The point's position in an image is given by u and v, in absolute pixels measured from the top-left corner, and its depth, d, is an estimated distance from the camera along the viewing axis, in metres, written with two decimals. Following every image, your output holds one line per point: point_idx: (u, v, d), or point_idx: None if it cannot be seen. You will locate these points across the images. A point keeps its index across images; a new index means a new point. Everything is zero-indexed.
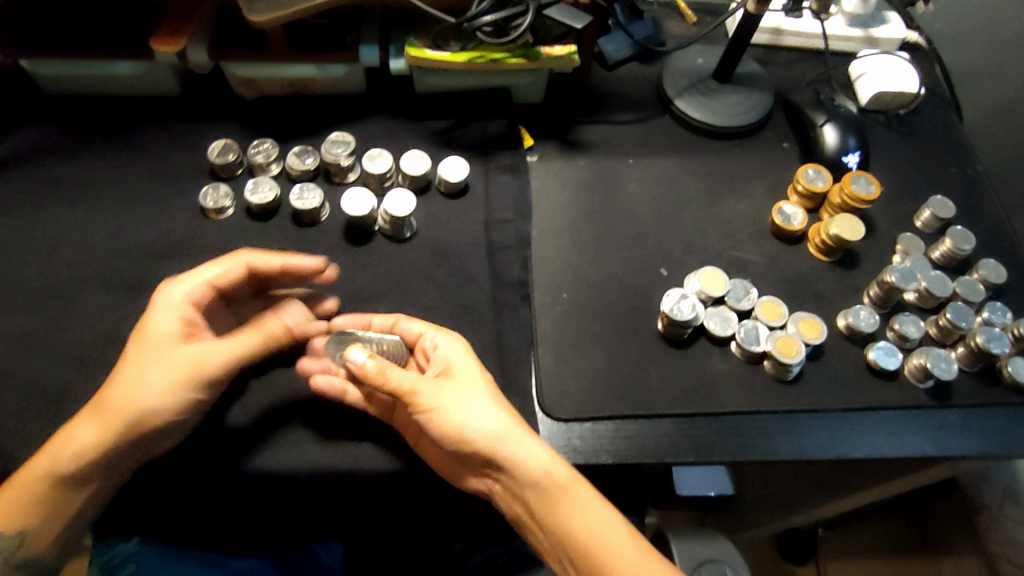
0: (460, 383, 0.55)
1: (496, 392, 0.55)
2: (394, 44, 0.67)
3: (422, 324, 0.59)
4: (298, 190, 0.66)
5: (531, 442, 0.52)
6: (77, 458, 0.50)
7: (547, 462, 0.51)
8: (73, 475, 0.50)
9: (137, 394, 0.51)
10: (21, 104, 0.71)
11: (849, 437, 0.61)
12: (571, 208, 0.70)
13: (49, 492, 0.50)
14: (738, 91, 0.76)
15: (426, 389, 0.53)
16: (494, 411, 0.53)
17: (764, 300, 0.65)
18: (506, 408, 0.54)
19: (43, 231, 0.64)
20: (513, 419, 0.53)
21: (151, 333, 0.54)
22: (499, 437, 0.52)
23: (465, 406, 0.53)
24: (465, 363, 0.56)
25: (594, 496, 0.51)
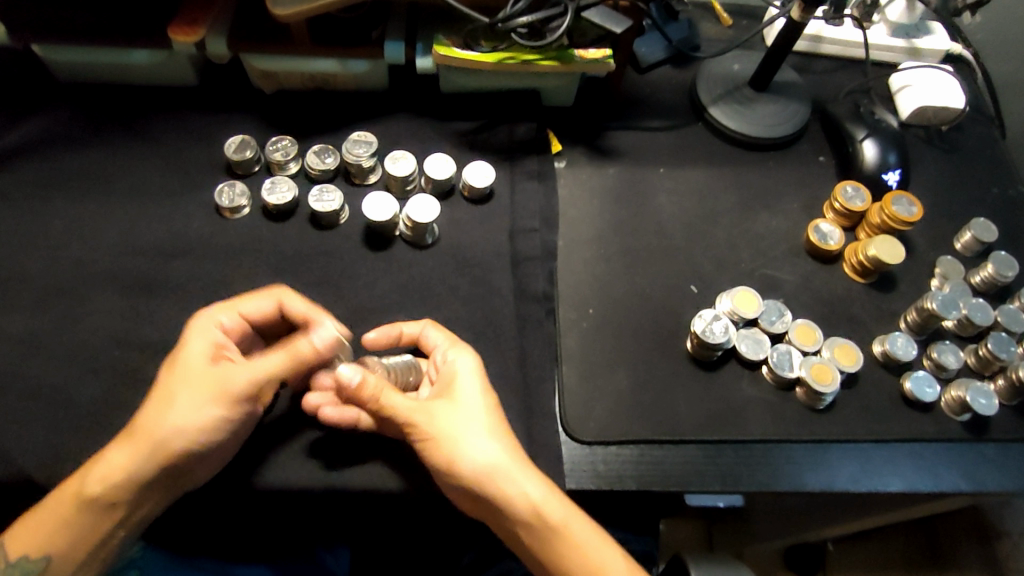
0: (457, 408, 0.52)
1: (496, 415, 0.53)
2: (422, 41, 0.64)
3: (441, 336, 0.56)
4: (317, 191, 0.63)
5: (526, 475, 0.50)
6: (116, 488, 0.47)
7: (541, 498, 0.49)
8: (111, 505, 0.47)
9: (176, 421, 0.47)
10: (33, 90, 0.68)
11: (881, 470, 0.59)
12: (599, 218, 0.68)
13: (83, 524, 0.47)
14: (776, 100, 0.73)
15: (420, 416, 0.51)
16: (489, 440, 0.51)
17: (799, 323, 0.63)
18: (504, 434, 0.52)
19: (51, 225, 0.62)
20: (508, 448, 0.51)
21: (195, 365, 0.49)
22: (491, 471, 0.49)
23: (459, 434, 0.50)
24: (470, 385, 0.53)
25: (589, 536, 0.49)
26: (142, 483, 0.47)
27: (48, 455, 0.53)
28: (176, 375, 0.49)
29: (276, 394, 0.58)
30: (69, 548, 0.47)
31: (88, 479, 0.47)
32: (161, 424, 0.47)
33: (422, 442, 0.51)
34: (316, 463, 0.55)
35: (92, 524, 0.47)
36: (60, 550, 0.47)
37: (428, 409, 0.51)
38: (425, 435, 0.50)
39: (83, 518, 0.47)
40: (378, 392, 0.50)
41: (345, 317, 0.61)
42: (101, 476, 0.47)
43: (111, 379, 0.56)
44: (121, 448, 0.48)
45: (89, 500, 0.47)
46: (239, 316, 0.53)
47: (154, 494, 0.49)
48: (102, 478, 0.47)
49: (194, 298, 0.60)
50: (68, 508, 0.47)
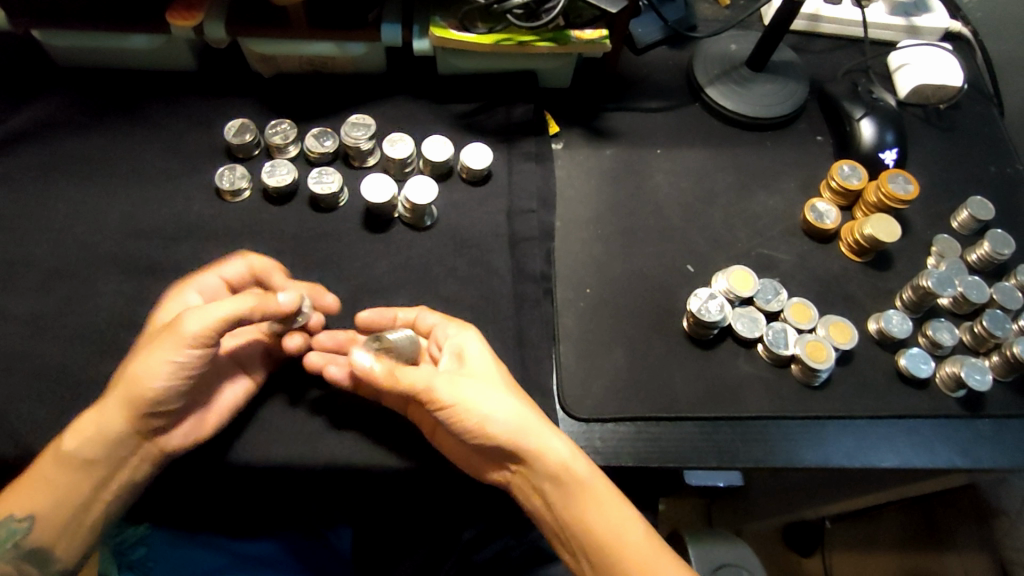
0: (475, 376, 0.52)
1: (510, 383, 0.53)
2: (419, 23, 0.65)
3: (438, 316, 0.57)
4: (316, 173, 0.64)
5: (554, 436, 0.50)
6: (87, 444, 0.49)
7: (570, 455, 0.50)
8: (85, 462, 0.49)
9: (136, 369, 0.48)
10: (34, 75, 0.69)
11: (875, 446, 0.60)
12: (597, 199, 0.68)
13: (67, 483, 0.49)
14: (773, 80, 0.73)
15: (445, 384, 0.50)
16: (514, 403, 0.51)
17: (795, 301, 0.63)
18: (523, 400, 0.52)
19: (55, 208, 0.63)
20: (530, 411, 0.51)
21: (164, 317, 0.53)
22: (519, 430, 0.49)
23: (483, 398, 0.50)
24: (480, 356, 0.53)
25: (613, 495, 0.50)
26: (110, 435, 0.49)
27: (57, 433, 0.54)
28: (148, 336, 0.51)
29: (278, 374, 0.59)
30: (55, 506, 0.49)
31: (66, 437, 0.49)
32: (125, 373, 0.48)
33: (444, 410, 0.50)
34: (319, 441, 0.56)
35: (76, 481, 0.49)
36: (44, 510, 0.48)
37: (449, 377, 0.51)
38: (452, 403, 0.49)
39: (61, 475, 0.49)
40: (393, 368, 0.49)
41: (345, 298, 0.61)
42: (75, 432, 0.49)
43: (116, 359, 0.57)
44: (97, 407, 0.49)
45: (64, 458, 0.49)
46: (220, 281, 0.56)
47: (123, 451, 0.50)
48: (77, 434, 0.49)
49: None
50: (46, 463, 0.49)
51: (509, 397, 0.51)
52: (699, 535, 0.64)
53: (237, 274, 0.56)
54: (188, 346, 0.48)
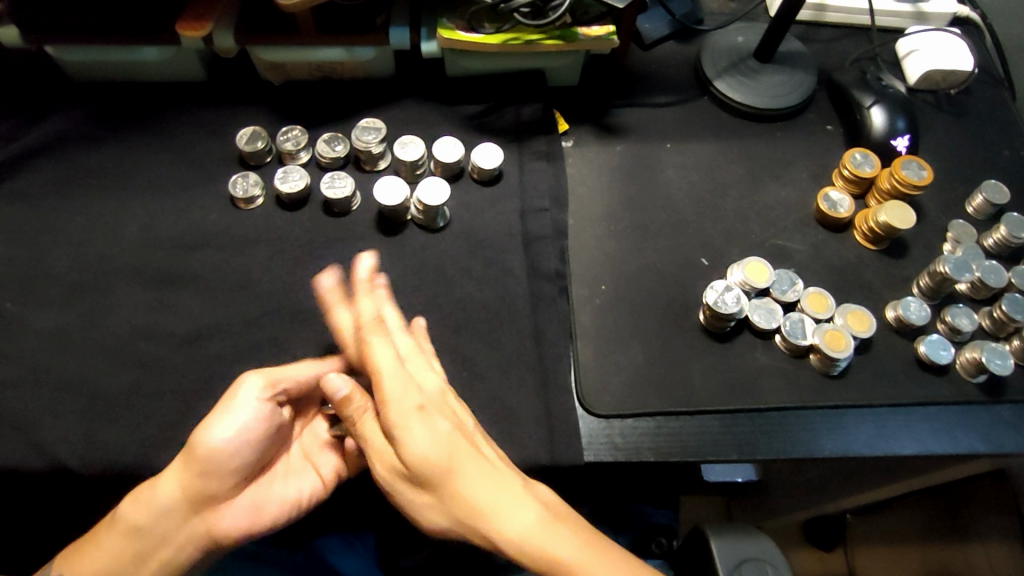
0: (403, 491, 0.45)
1: (454, 441, 0.43)
2: (426, 26, 0.65)
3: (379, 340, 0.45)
4: (328, 178, 0.65)
5: (491, 535, 0.41)
6: (138, 510, 0.49)
7: (524, 538, 0.40)
8: (131, 530, 0.49)
9: (210, 440, 0.50)
10: (48, 91, 0.69)
11: (896, 435, 0.59)
12: (608, 196, 0.68)
13: (117, 549, 0.49)
14: (781, 71, 0.73)
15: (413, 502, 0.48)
16: (459, 474, 0.42)
17: (811, 291, 0.63)
18: (473, 460, 0.43)
19: (74, 222, 0.64)
20: (477, 480, 0.42)
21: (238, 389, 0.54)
22: (465, 519, 0.41)
23: (419, 489, 0.43)
24: (410, 411, 0.43)
25: (604, 571, 0.40)
26: (164, 507, 0.49)
27: (82, 443, 0.54)
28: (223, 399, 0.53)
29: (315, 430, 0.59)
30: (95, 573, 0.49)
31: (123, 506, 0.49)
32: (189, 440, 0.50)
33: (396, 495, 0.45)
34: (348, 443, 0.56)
35: (123, 551, 0.49)
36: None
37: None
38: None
39: (113, 539, 0.49)
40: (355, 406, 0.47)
41: None
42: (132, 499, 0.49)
43: (139, 369, 0.57)
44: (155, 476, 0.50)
45: (118, 523, 0.49)
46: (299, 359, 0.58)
47: (173, 527, 0.49)
48: (136, 503, 0.49)
49: (215, 288, 0.61)
50: (103, 533, 0.50)
51: (436, 496, 0.42)
52: (720, 526, 0.64)
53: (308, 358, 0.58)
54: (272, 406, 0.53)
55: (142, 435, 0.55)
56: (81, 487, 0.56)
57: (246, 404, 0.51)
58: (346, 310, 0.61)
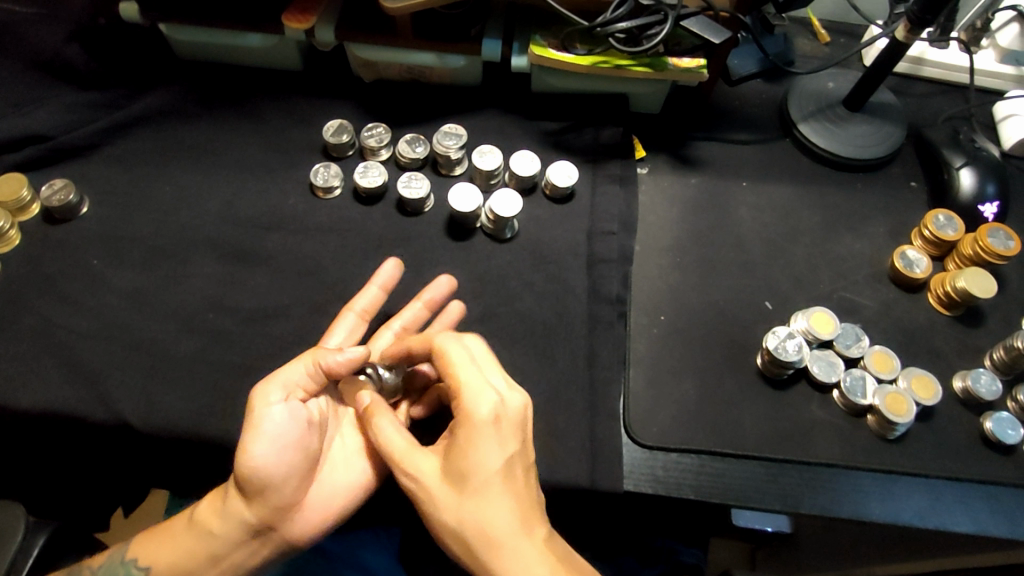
0: (462, 437, 0.46)
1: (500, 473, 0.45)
2: (518, 40, 0.66)
3: (463, 355, 0.49)
4: (406, 178, 0.66)
5: (513, 523, 0.44)
6: (210, 513, 0.51)
7: None
8: (205, 532, 0.50)
9: (255, 456, 0.49)
10: (156, 65, 0.73)
11: (950, 509, 0.57)
12: (678, 227, 0.68)
13: (186, 544, 0.51)
14: (870, 121, 0.72)
15: (409, 471, 0.47)
16: (494, 496, 0.45)
17: (876, 350, 0.61)
18: (508, 485, 0.45)
19: (163, 191, 0.67)
20: (510, 508, 0.45)
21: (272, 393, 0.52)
22: (478, 539, 0.44)
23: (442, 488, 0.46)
24: (482, 409, 0.46)
25: None
26: (229, 511, 0.50)
27: (146, 402, 0.57)
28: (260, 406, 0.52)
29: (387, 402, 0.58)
30: (168, 565, 0.51)
31: (199, 506, 0.52)
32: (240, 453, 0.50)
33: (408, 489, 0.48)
34: None
35: (193, 550, 0.50)
36: (162, 567, 0.51)
37: (422, 461, 0.48)
38: (414, 492, 0.47)
39: (184, 536, 0.51)
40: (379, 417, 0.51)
41: None
42: (206, 500, 0.51)
43: (205, 338, 0.60)
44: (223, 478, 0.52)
45: (193, 522, 0.51)
46: (356, 315, 0.59)
47: (240, 532, 0.50)
48: (209, 506, 0.51)
49: (284, 270, 0.63)
50: (181, 527, 0.52)
51: (509, 461, 0.46)
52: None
53: (366, 305, 0.59)
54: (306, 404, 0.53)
55: (200, 402, 0.57)
56: (138, 443, 0.58)
57: (281, 418, 0.50)
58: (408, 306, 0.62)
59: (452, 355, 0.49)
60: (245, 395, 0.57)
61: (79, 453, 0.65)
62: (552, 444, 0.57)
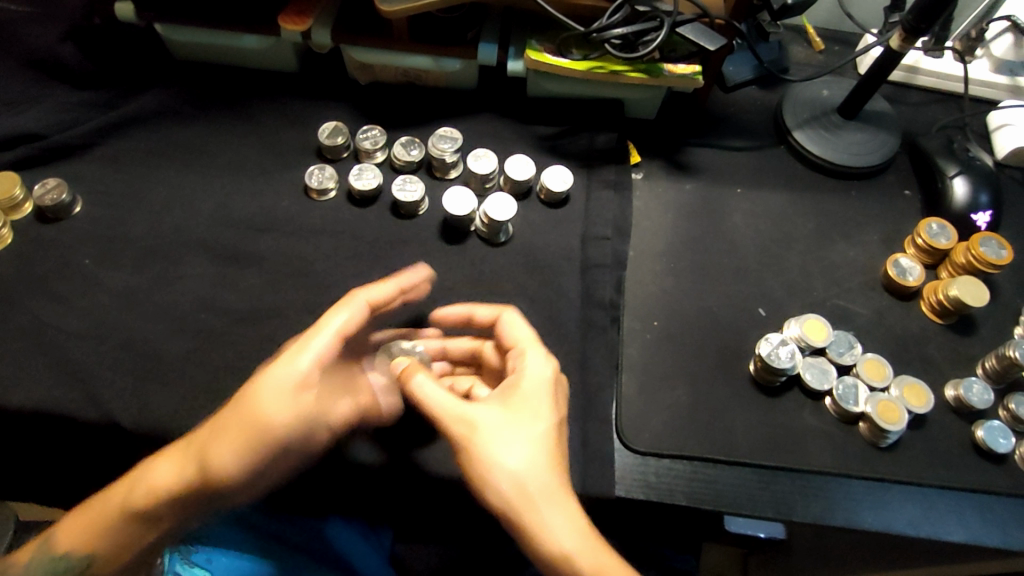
0: (521, 397, 0.49)
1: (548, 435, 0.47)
2: (514, 46, 0.66)
3: (525, 334, 0.53)
4: (400, 181, 0.66)
5: (554, 482, 0.46)
6: (152, 505, 0.46)
7: (568, 542, 0.44)
8: (146, 523, 0.47)
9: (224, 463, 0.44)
10: (151, 65, 0.73)
11: (941, 517, 0.57)
12: (672, 233, 0.68)
13: (125, 534, 0.47)
14: (864, 129, 0.72)
15: (464, 421, 0.47)
16: (534, 455, 0.46)
17: (869, 357, 0.61)
18: (549, 447, 0.47)
19: (156, 191, 0.67)
20: (553, 468, 0.46)
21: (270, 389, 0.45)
22: (521, 491, 0.45)
23: (490, 445, 0.46)
24: (535, 390, 0.49)
25: None
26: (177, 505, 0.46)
27: (136, 403, 0.56)
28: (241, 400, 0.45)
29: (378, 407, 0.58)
30: (108, 552, 0.48)
31: (134, 493, 0.47)
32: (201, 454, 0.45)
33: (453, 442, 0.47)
34: None
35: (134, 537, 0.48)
36: (100, 554, 0.48)
37: (477, 412, 0.48)
38: (465, 443, 0.47)
39: (118, 524, 0.47)
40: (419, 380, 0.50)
41: (415, 308, 0.62)
42: (145, 491, 0.46)
43: (196, 339, 0.59)
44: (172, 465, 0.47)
45: (127, 512, 0.47)
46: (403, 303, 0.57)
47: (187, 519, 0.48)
48: (148, 498, 0.46)
49: (277, 272, 0.63)
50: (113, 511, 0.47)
51: (555, 424, 0.48)
52: None
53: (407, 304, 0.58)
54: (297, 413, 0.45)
55: (191, 404, 0.57)
56: (128, 444, 0.58)
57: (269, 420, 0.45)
58: (401, 309, 0.62)
59: (519, 332, 0.53)
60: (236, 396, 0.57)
61: (68, 454, 0.65)
62: None
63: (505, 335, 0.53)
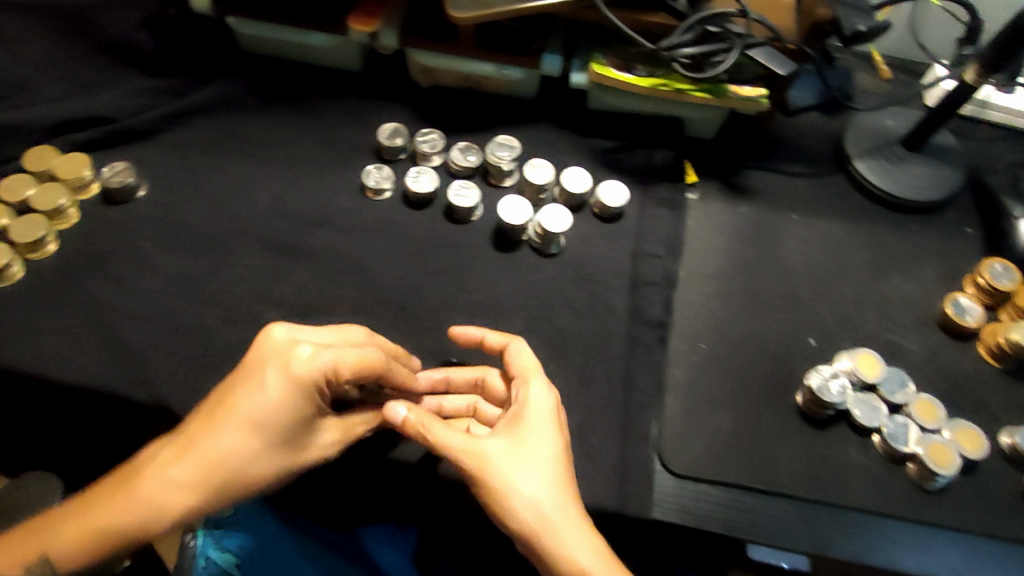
0: (527, 427, 0.50)
1: (558, 465, 0.48)
2: (579, 58, 0.66)
3: (526, 361, 0.52)
4: (458, 186, 0.67)
5: (569, 508, 0.47)
6: (121, 495, 0.44)
7: (586, 567, 0.46)
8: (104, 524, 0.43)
9: (227, 438, 0.45)
10: (220, 56, 0.75)
11: (987, 567, 0.56)
12: (724, 255, 0.67)
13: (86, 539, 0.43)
14: (928, 162, 0.70)
15: (476, 454, 0.48)
16: (548, 484, 0.48)
17: (921, 397, 0.60)
18: (562, 473, 0.49)
19: (217, 180, 0.68)
20: (569, 495, 0.48)
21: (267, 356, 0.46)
22: (542, 521, 0.46)
23: (507, 480, 0.47)
24: (543, 419, 0.50)
25: None
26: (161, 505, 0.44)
27: (187, 387, 0.58)
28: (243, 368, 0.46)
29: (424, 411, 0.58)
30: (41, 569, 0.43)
31: (103, 494, 0.44)
32: (198, 452, 0.44)
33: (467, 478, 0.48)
34: None
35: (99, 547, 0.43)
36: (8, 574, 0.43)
37: (488, 445, 0.49)
38: (479, 479, 0.48)
39: (70, 529, 0.44)
40: (423, 424, 0.50)
41: (463, 313, 0.63)
42: (124, 480, 0.44)
43: (248, 329, 0.61)
44: (154, 462, 0.45)
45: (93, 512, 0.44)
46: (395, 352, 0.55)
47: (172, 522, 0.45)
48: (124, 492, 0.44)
49: (330, 267, 0.64)
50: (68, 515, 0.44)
51: (563, 450, 0.49)
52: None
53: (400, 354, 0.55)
54: (299, 392, 0.46)
55: None
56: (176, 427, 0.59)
57: (269, 385, 0.45)
58: (449, 314, 0.63)
59: (519, 361, 0.53)
60: None
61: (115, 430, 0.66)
62: (584, 464, 0.56)
63: (509, 363, 0.53)
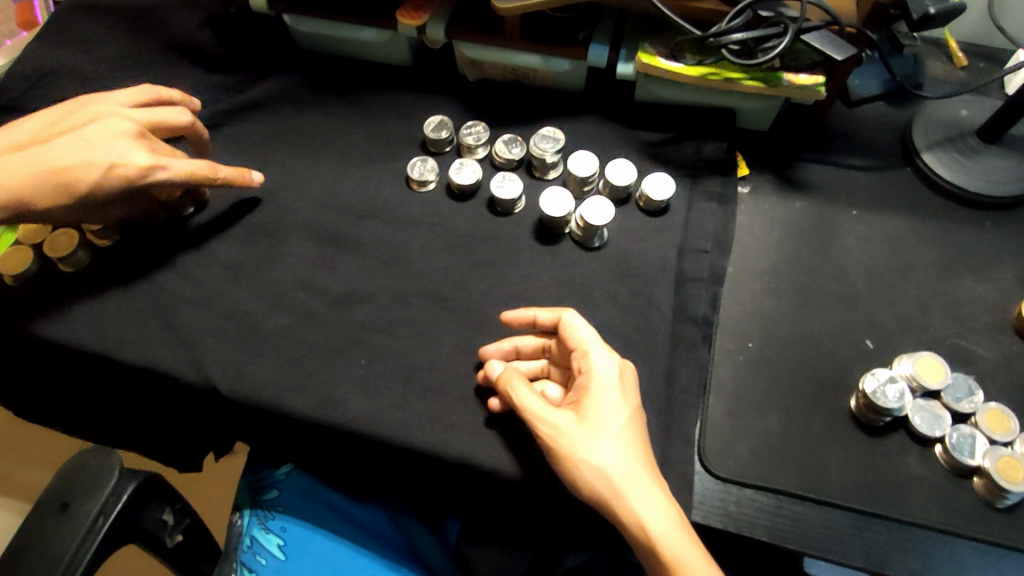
0: (595, 396, 0.51)
1: (628, 434, 0.50)
2: (626, 47, 0.65)
3: (585, 334, 0.54)
4: (500, 178, 0.67)
5: (640, 473, 0.49)
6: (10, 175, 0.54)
7: (657, 531, 0.47)
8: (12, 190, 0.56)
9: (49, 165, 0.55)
10: (276, 53, 0.77)
11: None
12: (776, 252, 0.65)
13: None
14: (1007, 155, 0.65)
15: (549, 424, 0.50)
16: (619, 450, 0.49)
17: (991, 407, 0.55)
18: (633, 440, 0.50)
19: (269, 172, 0.70)
20: (640, 461, 0.49)
21: (111, 137, 0.56)
22: (616, 485, 0.48)
23: (581, 447, 0.49)
24: (612, 388, 0.52)
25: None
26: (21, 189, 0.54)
27: (234, 371, 0.59)
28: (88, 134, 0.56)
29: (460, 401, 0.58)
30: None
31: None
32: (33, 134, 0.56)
33: (543, 443, 0.51)
34: (453, 433, 0.57)
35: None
36: None
37: (560, 416, 0.51)
38: (554, 444, 0.50)
39: None
40: (508, 386, 0.52)
41: (502, 305, 0.62)
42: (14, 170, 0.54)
43: (294, 315, 0.62)
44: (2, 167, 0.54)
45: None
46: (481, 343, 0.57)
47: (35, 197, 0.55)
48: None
49: (373, 258, 0.65)
50: None
51: (632, 418, 0.51)
52: None
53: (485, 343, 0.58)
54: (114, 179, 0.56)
55: (283, 376, 0.59)
56: (225, 408, 0.62)
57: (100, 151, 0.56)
58: (488, 305, 0.62)
59: (577, 334, 0.54)
60: (324, 375, 0.59)
61: (172, 409, 0.70)
62: None
63: (565, 337, 0.54)
